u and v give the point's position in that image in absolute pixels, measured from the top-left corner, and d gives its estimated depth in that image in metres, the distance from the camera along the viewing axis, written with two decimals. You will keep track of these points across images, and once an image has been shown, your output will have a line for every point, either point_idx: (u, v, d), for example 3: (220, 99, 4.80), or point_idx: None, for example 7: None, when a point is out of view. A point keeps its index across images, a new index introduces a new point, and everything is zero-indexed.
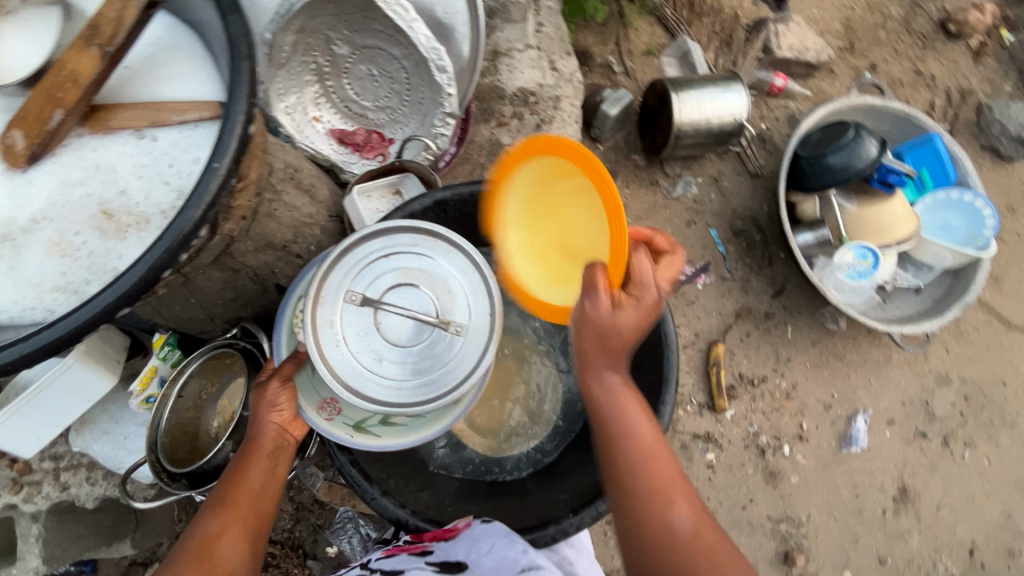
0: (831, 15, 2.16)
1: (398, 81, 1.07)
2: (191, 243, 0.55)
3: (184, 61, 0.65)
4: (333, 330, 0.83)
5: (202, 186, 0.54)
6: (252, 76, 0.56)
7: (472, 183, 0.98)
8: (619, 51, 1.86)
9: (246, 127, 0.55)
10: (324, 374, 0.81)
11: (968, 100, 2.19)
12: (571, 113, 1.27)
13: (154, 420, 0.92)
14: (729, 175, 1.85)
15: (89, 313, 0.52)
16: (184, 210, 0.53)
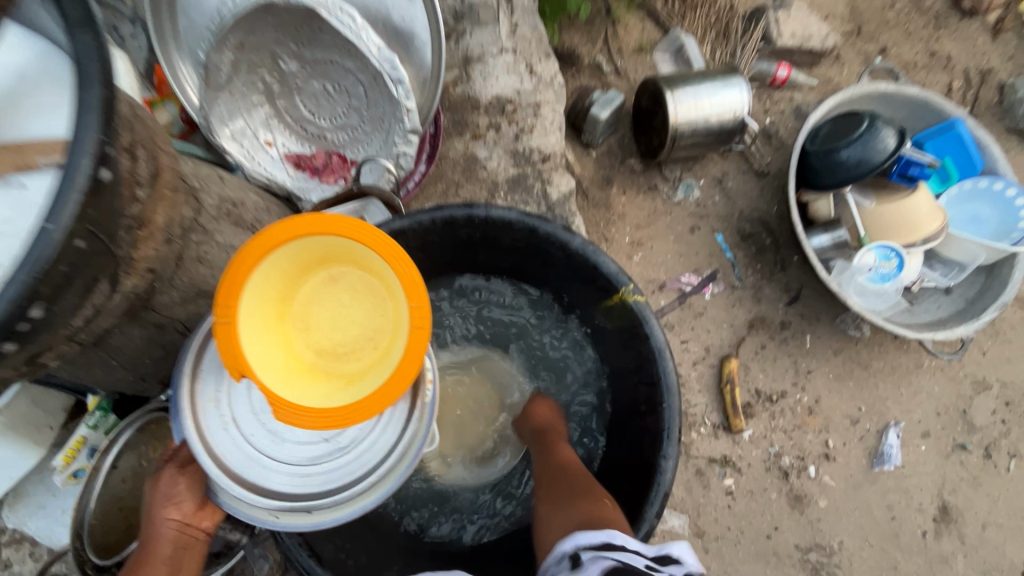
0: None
1: (356, 97, 0.96)
2: (32, 318, 0.47)
3: (53, 91, 0.57)
4: (219, 412, 0.72)
5: (35, 251, 0.45)
6: (103, 107, 0.48)
7: (435, 209, 0.87)
8: (609, 49, 1.74)
9: (93, 170, 0.47)
10: (210, 469, 0.70)
11: (989, 80, 2.04)
12: (552, 120, 1.16)
13: (80, 500, 0.92)
14: (733, 176, 1.72)
15: None
16: (11, 281, 0.45)
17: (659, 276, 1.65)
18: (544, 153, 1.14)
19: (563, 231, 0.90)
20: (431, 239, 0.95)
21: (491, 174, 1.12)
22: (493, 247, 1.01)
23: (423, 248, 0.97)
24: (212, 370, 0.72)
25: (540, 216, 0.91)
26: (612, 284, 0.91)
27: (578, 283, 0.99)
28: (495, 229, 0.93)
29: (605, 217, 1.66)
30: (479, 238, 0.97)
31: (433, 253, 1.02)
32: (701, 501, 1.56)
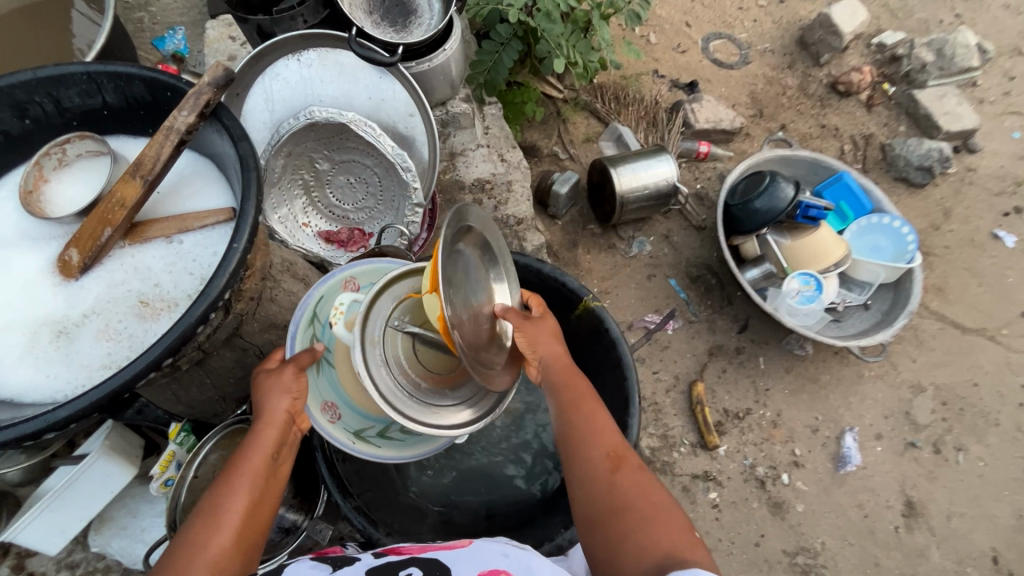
0: (738, 91, 2.54)
1: (372, 185, 1.27)
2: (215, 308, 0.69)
3: (206, 181, 0.87)
4: (375, 351, 0.98)
5: (225, 262, 0.68)
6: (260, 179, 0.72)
7: None
8: (562, 141, 2.16)
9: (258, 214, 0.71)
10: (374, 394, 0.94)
11: (872, 143, 2.52)
12: (522, 194, 1.49)
13: (173, 501, 0.98)
14: (677, 231, 2.07)
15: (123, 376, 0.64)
16: (211, 283, 0.67)
17: (627, 317, 1.93)
18: (518, 218, 1.46)
19: (535, 262, 1.20)
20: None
21: None
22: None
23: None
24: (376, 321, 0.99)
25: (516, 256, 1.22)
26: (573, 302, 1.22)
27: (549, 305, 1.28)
28: None
29: (575, 272, 1.97)
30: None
31: None
32: (692, 516, 1.70)
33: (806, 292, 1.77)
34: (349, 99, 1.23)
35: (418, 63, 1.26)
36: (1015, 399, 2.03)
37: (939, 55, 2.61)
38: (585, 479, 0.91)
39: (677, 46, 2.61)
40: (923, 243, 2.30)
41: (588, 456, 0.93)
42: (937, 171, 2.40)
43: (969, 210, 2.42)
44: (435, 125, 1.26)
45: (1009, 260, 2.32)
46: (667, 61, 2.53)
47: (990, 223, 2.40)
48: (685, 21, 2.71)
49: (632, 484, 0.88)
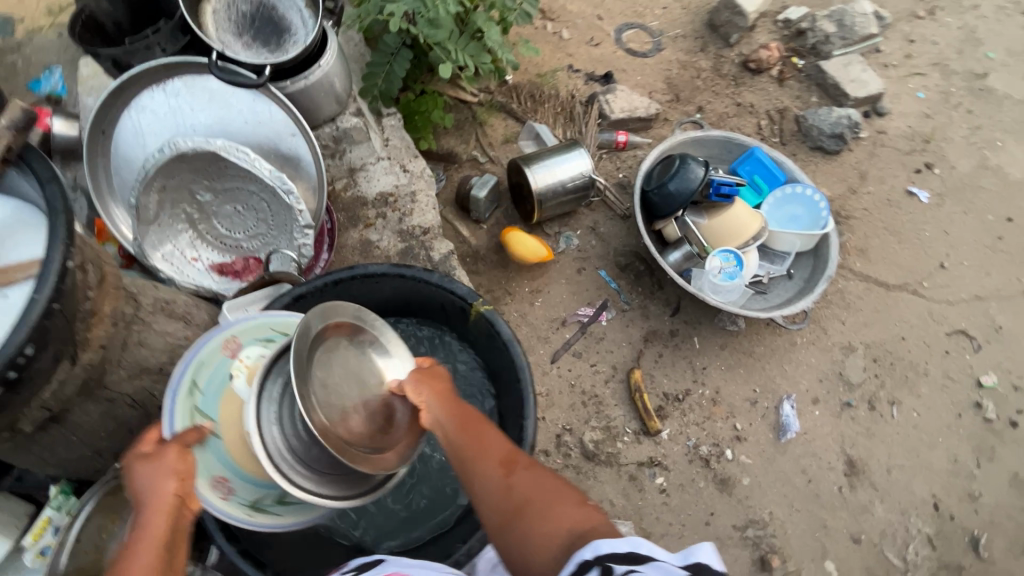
0: (654, 78, 2.58)
1: (261, 211, 1.24)
2: (20, 361, 0.66)
3: (25, 229, 0.82)
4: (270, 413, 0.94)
5: (25, 317, 0.65)
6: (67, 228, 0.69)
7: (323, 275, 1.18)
8: (481, 145, 2.15)
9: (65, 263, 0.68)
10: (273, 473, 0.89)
11: (787, 115, 2.59)
12: (428, 203, 1.47)
13: (52, 566, 1.05)
14: (603, 223, 2.08)
15: None
16: (8, 339, 0.64)
17: (560, 314, 1.93)
18: (424, 228, 1.43)
19: (423, 272, 1.25)
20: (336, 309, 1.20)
21: (384, 252, 1.40)
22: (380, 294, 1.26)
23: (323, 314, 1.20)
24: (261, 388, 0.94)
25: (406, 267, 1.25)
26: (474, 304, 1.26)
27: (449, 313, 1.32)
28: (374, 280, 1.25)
29: (505, 275, 1.95)
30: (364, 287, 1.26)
31: None
32: (641, 504, 1.71)
33: (728, 271, 1.81)
34: (223, 125, 1.19)
35: (293, 82, 1.24)
36: (940, 348, 2.11)
37: (840, 25, 2.70)
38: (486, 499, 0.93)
39: (590, 39, 2.63)
40: (843, 208, 2.37)
41: (482, 477, 0.95)
42: (849, 137, 2.48)
43: (883, 171, 2.51)
44: (317, 143, 1.22)
45: (924, 215, 2.41)
46: (582, 55, 2.55)
47: (904, 181, 2.49)
48: (597, 14, 2.74)
49: (527, 488, 0.92)
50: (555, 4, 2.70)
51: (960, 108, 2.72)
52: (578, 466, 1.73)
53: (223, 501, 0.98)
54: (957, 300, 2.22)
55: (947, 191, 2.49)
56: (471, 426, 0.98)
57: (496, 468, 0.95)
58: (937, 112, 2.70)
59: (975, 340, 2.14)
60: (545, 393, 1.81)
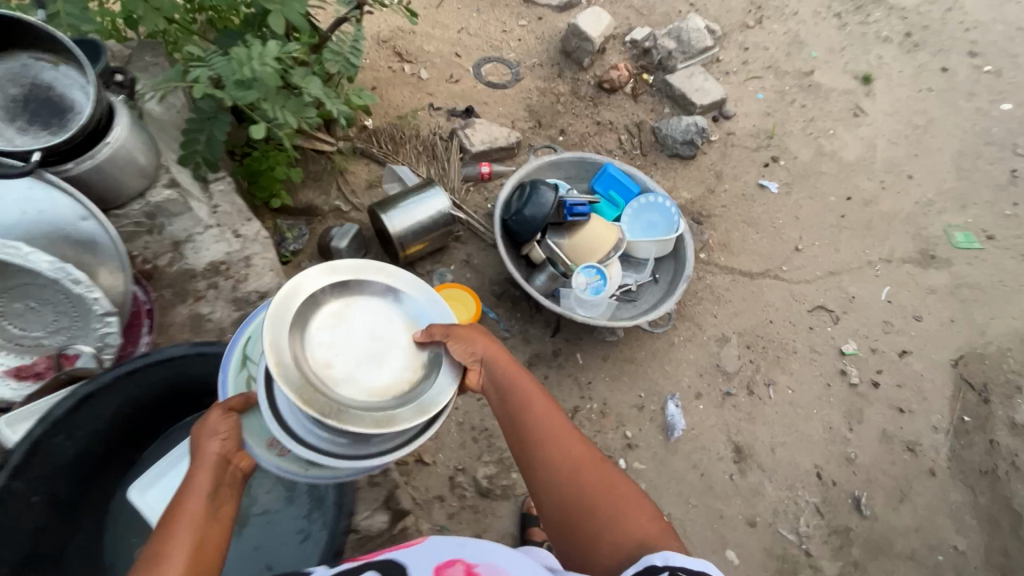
0: (515, 107, 2.67)
1: (56, 304, 1.15)
2: None
3: None
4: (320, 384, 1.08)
5: None
6: None
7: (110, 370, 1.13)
8: (343, 193, 2.12)
9: None
10: (329, 445, 1.04)
11: (644, 128, 2.75)
12: (264, 265, 1.42)
13: None
14: (476, 254, 2.09)
15: None
16: None
17: None
18: (260, 292, 1.38)
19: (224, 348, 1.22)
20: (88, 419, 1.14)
21: (217, 323, 1.33)
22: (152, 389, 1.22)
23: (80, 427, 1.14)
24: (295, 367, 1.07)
25: (204, 344, 1.22)
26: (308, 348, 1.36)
27: None
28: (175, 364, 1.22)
29: None
30: (138, 385, 1.22)
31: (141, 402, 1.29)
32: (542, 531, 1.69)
33: (594, 285, 1.87)
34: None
35: (76, 163, 1.16)
36: (805, 324, 2.27)
37: (679, 41, 2.92)
38: (555, 484, 1.16)
39: (450, 77, 2.69)
40: (703, 208, 2.53)
41: (550, 465, 1.18)
42: (700, 141, 2.66)
43: (736, 169, 2.71)
44: (111, 226, 1.17)
45: (776, 204, 2.62)
46: (442, 93, 2.60)
47: (755, 176, 2.70)
48: (454, 51, 2.81)
49: (592, 479, 1.15)
50: (411, 46, 2.75)
51: (794, 104, 3.00)
52: (475, 505, 1.70)
53: (280, 457, 1.08)
54: (814, 278, 2.41)
55: (793, 180, 2.73)
56: (532, 410, 1.23)
57: (564, 460, 1.17)
58: (776, 110, 2.96)
59: (834, 312, 2.33)
60: (433, 435, 1.77)
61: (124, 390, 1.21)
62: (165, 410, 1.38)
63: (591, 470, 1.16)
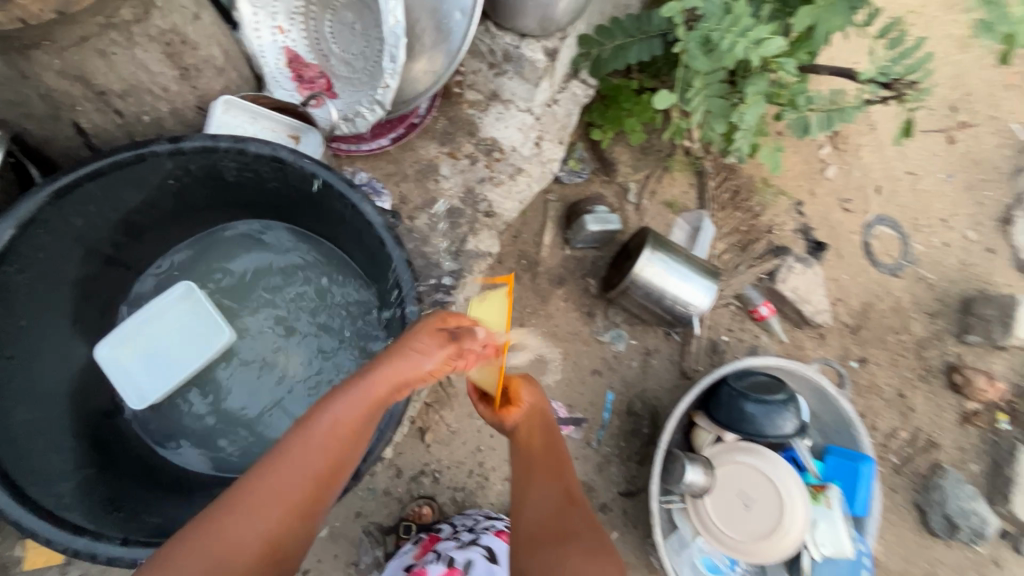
0: (873, 294, 1.99)
1: (370, 48, 1.02)
2: (95, 172, 0.76)
3: (248, 113, 0.92)
4: (752, 476, 1.44)
5: (101, 158, 0.76)
6: (160, 146, 0.77)
7: (269, 144, 0.79)
8: (644, 185, 1.81)
9: (162, 151, 0.78)
10: (776, 506, 1.40)
11: (927, 454, 1.92)
12: (521, 190, 1.20)
13: None
14: (661, 357, 1.74)
15: (46, 191, 0.74)
16: (65, 178, 0.75)
17: None
18: (492, 208, 1.17)
19: (394, 245, 0.82)
20: (246, 173, 0.85)
21: (439, 192, 1.14)
22: (337, 223, 0.91)
23: (210, 173, 0.86)
24: (738, 468, 1.45)
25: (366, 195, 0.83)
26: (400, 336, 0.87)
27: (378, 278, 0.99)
28: (319, 199, 0.87)
29: (535, 307, 1.68)
30: (251, 183, 0.89)
31: (244, 195, 0.94)
32: None
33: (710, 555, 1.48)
34: None
35: None
36: None
37: None
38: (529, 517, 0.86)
39: (862, 194, 2.05)
40: None
41: None
42: (963, 538, 1.84)
43: None
44: (454, 67, 1.02)
45: None
46: (831, 205, 2.01)
47: None
48: (901, 173, 2.07)
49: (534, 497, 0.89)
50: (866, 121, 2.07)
51: None
52: (406, 508, 1.51)
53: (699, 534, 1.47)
54: None
55: None
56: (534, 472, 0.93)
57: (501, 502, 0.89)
58: None
59: None
60: (453, 429, 1.55)
61: (257, 188, 0.91)
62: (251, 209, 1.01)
63: (549, 437, 0.98)
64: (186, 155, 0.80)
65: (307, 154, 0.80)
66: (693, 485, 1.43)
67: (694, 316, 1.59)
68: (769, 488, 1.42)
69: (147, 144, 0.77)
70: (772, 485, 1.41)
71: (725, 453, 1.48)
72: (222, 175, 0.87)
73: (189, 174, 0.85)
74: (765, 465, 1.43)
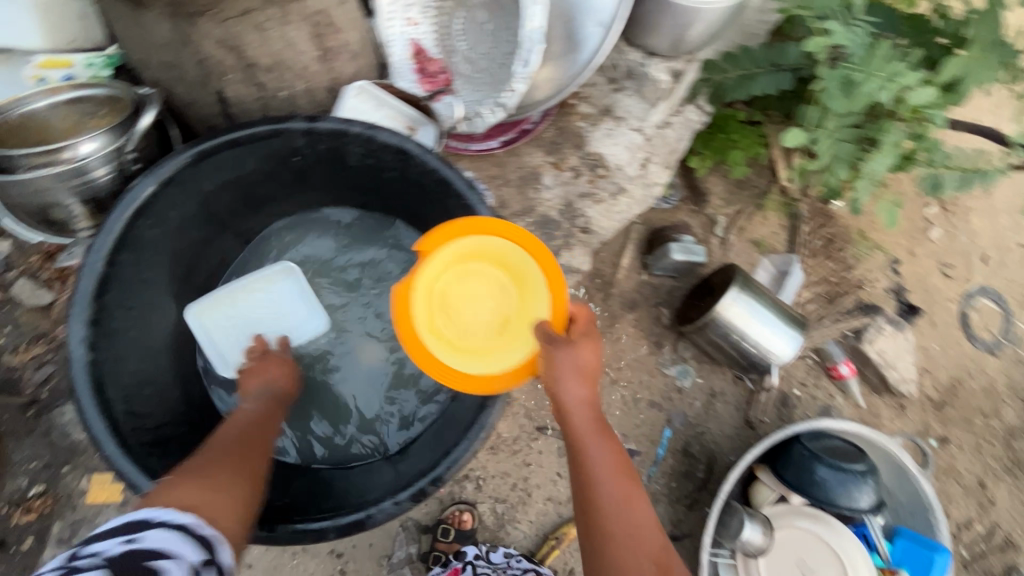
0: (967, 371, 1.83)
1: (499, 50, 1.03)
2: (237, 141, 0.82)
3: (373, 100, 0.96)
4: (813, 543, 1.34)
5: (243, 128, 0.81)
6: (297, 125, 0.81)
7: (397, 136, 0.82)
8: (733, 220, 1.74)
9: (297, 130, 0.82)
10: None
11: (1004, 555, 1.75)
12: (620, 210, 1.16)
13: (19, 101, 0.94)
14: (726, 401, 1.65)
15: (190, 153, 0.81)
16: (211, 143, 0.81)
17: None
18: (588, 225, 1.13)
19: (503, 250, 0.82)
20: (367, 159, 0.90)
21: (538, 201, 1.12)
22: (444, 217, 0.93)
23: (333, 155, 0.90)
24: (799, 532, 1.36)
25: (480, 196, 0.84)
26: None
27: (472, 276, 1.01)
28: (432, 192, 0.89)
29: (603, 328, 1.63)
30: (368, 168, 0.93)
31: (356, 178, 0.98)
32: None
33: None
34: None
35: None
36: None
37: None
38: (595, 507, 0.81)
39: (970, 262, 1.89)
40: None
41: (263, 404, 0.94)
42: None
43: None
44: (579, 80, 1.01)
45: None
46: (932, 268, 1.87)
47: None
48: (1017, 245, 1.91)
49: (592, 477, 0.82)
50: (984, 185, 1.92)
51: None
52: (445, 511, 1.49)
53: None
54: None
55: None
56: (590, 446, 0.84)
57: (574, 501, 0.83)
58: None
59: None
60: (503, 439, 1.52)
61: (372, 173, 0.95)
62: (358, 192, 1.05)
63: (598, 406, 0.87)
64: (317, 137, 0.85)
65: (432, 150, 0.83)
66: (748, 544, 1.36)
67: (773, 367, 1.51)
68: (830, 558, 1.32)
69: (286, 120, 0.81)
70: (834, 556, 1.32)
71: (786, 513, 1.39)
72: (343, 158, 0.92)
73: (314, 153, 0.90)
74: (828, 533, 1.33)
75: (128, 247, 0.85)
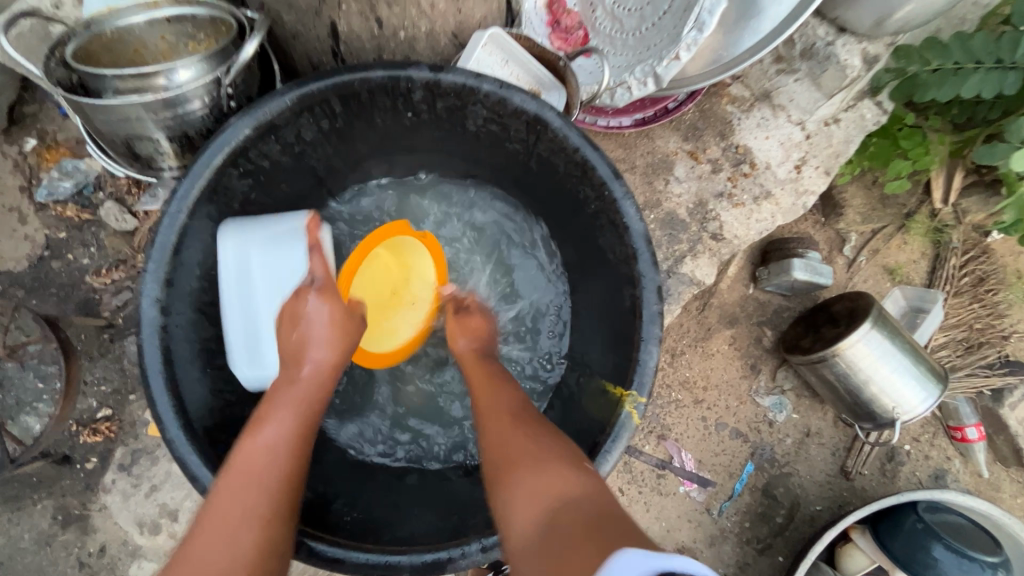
0: None
1: (653, 8, 0.89)
2: (346, 87, 0.71)
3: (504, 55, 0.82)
4: None
5: (357, 72, 0.69)
6: (417, 75, 0.69)
7: (536, 101, 0.69)
8: (867, 240, 1.50)
9: (418, 80, 0.70)
10: None
11: None
12: (760, 218, 0.98)
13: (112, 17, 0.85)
14: (822, 443, 1.46)
15: (293, 96, 0.71)
16: (316, 86, 0.70)
17: (670, 430, 1.43)
18: (720, 230, 0.96)
19: (646, 257, 0.68)
20: (490, 125, 0.77)
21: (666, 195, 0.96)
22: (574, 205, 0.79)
23: (452, 116, 0.78)
24: None
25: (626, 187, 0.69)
26: (624, 373, 0.71)
27: (588, 274, 0.88)
28: (565, 175, 0.75)
29: (695, 341, 1.45)
30: (488, 135, 0.80)
31: (472, 144, 0.85)
32: None
33: None
34: None
35: None
36: None
37: None
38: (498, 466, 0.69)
39: None
40: None
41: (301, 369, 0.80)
42: None
43: None
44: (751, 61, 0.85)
45: None
46: None
47: None
48: None
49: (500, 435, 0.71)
50: None
51: None
52: None
53: None
54: None
55: None
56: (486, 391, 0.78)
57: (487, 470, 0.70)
58: None
59: None
60: None
61: (493, 142, 0.82)
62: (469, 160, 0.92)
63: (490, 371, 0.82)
64: (438, 91, 0.72)
65: (579, 127, 0.68)
66: None
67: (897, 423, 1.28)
68: None
69: (404, 69, 0.69)
70: None
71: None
72: (461, 122, 0.79)
73: (430, 111, 0.77)
74: None
75: (216, 198, 0.77)
